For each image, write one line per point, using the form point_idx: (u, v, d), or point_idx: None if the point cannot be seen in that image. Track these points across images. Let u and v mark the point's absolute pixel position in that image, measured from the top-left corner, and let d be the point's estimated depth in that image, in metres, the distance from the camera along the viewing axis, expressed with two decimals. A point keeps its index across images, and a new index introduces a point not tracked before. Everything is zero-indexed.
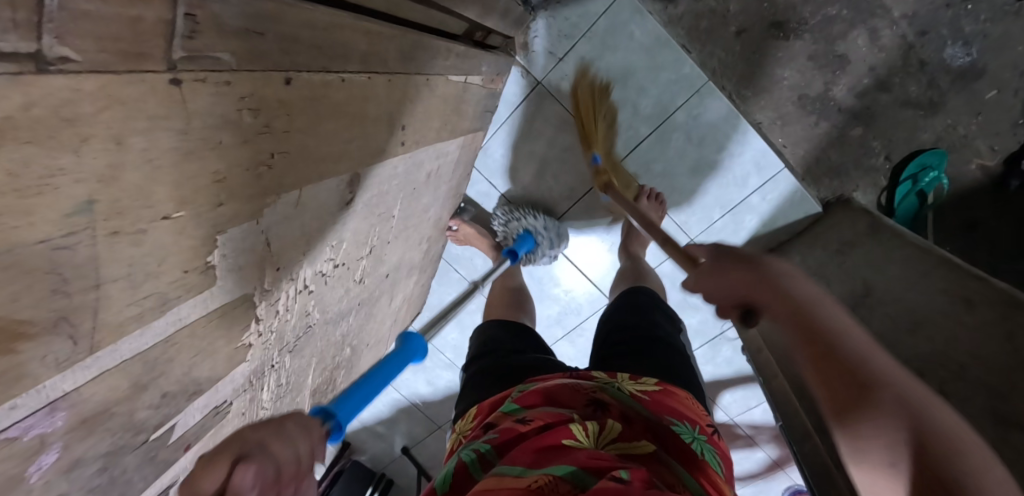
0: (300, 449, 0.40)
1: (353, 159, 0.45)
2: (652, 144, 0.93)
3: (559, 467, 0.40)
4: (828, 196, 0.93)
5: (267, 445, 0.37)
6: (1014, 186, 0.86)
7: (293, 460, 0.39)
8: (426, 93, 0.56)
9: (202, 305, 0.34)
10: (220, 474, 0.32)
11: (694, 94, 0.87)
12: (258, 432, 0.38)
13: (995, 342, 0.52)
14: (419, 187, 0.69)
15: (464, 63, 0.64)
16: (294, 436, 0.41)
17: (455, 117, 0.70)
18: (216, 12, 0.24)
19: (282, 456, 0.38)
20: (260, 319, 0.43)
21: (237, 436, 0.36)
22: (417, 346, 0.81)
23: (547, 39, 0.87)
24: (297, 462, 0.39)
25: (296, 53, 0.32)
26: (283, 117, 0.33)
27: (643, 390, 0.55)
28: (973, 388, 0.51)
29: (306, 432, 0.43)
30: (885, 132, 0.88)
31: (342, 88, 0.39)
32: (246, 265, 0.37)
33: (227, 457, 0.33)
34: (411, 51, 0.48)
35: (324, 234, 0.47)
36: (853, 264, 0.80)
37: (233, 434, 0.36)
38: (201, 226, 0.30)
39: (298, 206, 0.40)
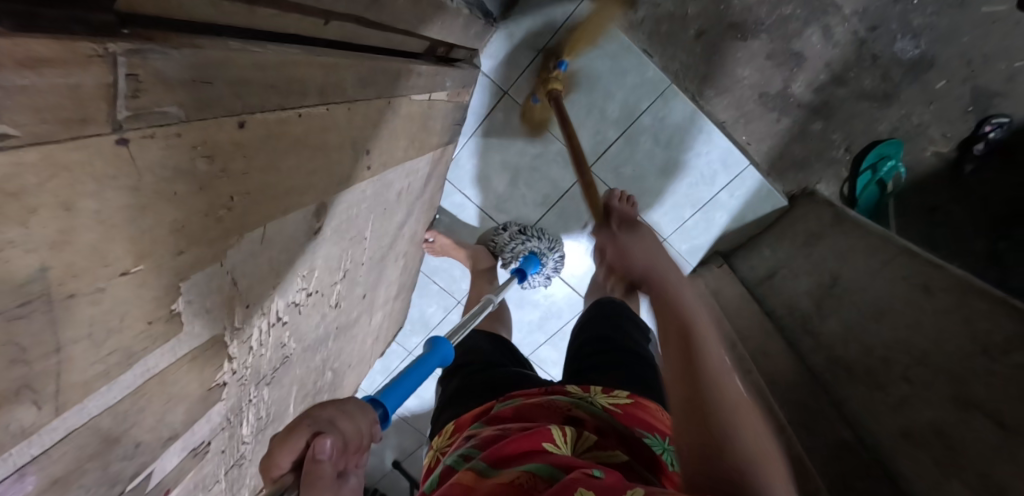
0: (368, 430, 0.40)
1: (317, 189, 0.45)
2: (621, 148, 0.93)
3: (539, 466, 0.42)
4: (792, 188, 0.96)
5: (338, 420, 0.38)
6: (969, 170, 0.91)
7: (361, 435, 0.40)
8: (390, 116, 0.56)
9: (170, 352, 0.34)
10: (300, 443, 0.35)
11: (658, 97, 0.89)
12: (328, 410, 0.39)
13: (961, 325, 0.54)
14: (391, 206, 0.69)
15: (428, 81, 0.64)
16: (362, 416, 0.41)
17: (423, 134, 0.70)
18: (156, 67, 0.24)
19: (350, 432, 0.39)
20: (233, 357, 0.43)
21: (310, 412, 0.38)
22: (446, 348, 0.65)
23: (511, 49, 0.88)
24: (363, 438, 0.39)
25: (248, 95, 0.32)
26: (240, 159, 0.33)
27: (616, 402, 0.58)
28: (934, 373, 0.54)
29: (368, 413, 0.41)
30: (844, 124, 0.91)
31: (301, 123, 0.39)
32: (214, 306, 0.37)
33: (290, 438, 0.35)
34: (371, 77, 0.48)
35: (293, 266, 0.47)
36: (822, 255, 0.83)
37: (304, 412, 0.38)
38: (162, 276, 0.30)
39: (262, 242, 0.40)
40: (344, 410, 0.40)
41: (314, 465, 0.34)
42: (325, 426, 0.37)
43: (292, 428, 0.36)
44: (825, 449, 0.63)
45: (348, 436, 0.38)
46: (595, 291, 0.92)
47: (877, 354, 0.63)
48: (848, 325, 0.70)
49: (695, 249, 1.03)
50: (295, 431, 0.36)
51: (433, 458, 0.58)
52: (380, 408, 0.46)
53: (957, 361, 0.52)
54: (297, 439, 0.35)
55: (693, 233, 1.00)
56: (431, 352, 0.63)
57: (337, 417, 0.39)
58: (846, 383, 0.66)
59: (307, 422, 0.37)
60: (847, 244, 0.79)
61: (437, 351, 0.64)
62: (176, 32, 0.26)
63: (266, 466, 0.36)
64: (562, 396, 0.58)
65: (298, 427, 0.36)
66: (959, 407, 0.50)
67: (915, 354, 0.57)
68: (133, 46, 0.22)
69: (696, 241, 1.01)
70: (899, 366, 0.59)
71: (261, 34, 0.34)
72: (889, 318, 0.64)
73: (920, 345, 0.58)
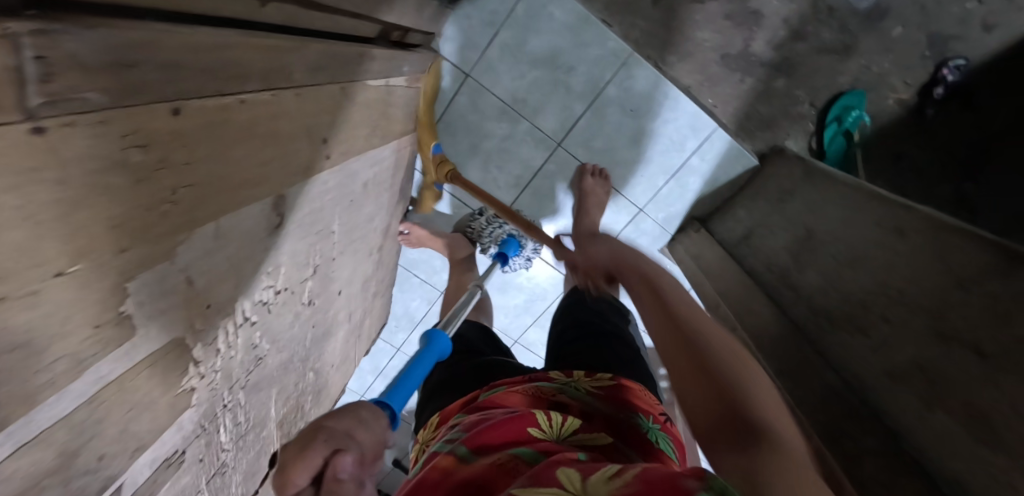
0: (380, 438, 0.39)
1: (273, 180, 0.43)
2: (589, 122, 0.93)
3: (519, 448, 0.44)
4: (762, 147, 0.96)
5: (353, 433, 0.37)
6: (930, 114, 0.93)
7: (374, 444, 0.38)
8: (346, 103, 0.54)
9: (125, 358, 0.32)
10: (321, 462, 0.32)
11: (621, 67, 0.88)
12: (343, 420, 0.37)
13: (931, 262, 0.55)
14: (357, 198, 0.67)
15: (384, 65, 0.62)
16: (374, 424, 0.40)
17: (384, 121, 0.68)
18: (73, 51, 0.21)
19: (366, 442, 0.37)
20: (199, 360, 0.41)
21: (325, 427, 0.35)
22: (442, 342, 0.63)
23: (469, 30, 0.86)
24: (378, 446, 0.38)
25: (181, 80, 0.30)
26: (180, 149, 0.31)
27: (599, 384, 0.59)
28: (910, 312, 0.55)
29: (380, 421, 0.41)
30: (808, 79, 0.92)
31: (245, 110, 0.37)
32: (170, 307, 0.35)
33: (311, 458, 0.32)
34: (320, 61, 0.46)
35: (254, 264, 0.45)
36: (796, 209, 0.84)
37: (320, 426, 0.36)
38: (104, 276, 0.28)
39: (217, 238, 0.38)
40: (358, 421, 0.38)
41: (336, 485, 0.32)
42: (342, 442, 0.35)
43: (308, 444, 0.33)
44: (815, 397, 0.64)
45: (365, 449, 0.37)
46: (574, 267, 0.92)
47: (856, 298, 0.63)
48: (825, 274, 0.71)
49: (671, 218, 1.02)
50: (313, 448, 0.33)
51: (420, 451, 0.57)
52: (389, 410, 0.45)
53: (935, 296, 0.53)
54: (314, 457, 0.32)
55: (666, 201, 1.01)
56: (428, 347, 0.61)
57: (351, 429, 0.37)
58: (828, 331, 0.66)
59: (324, 437, 0.34)
60: (818, 196, 0.80)
61: (434, 345, 0.63)
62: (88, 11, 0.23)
63: (282, 484, 0.32)
64: (546, 381, 0.59)
65: (315, 444, 0.33)
66: (939, 341, 0.51)
67: (892, 294, 0.58)
68: (39, 26, 0.19)
69: (671, 210, 1.01)
70: (876, 307, 0.60)
71: (189, 19, 0.31)
72: (863, 264, 0.65)
73: (896, 284, 0.58)
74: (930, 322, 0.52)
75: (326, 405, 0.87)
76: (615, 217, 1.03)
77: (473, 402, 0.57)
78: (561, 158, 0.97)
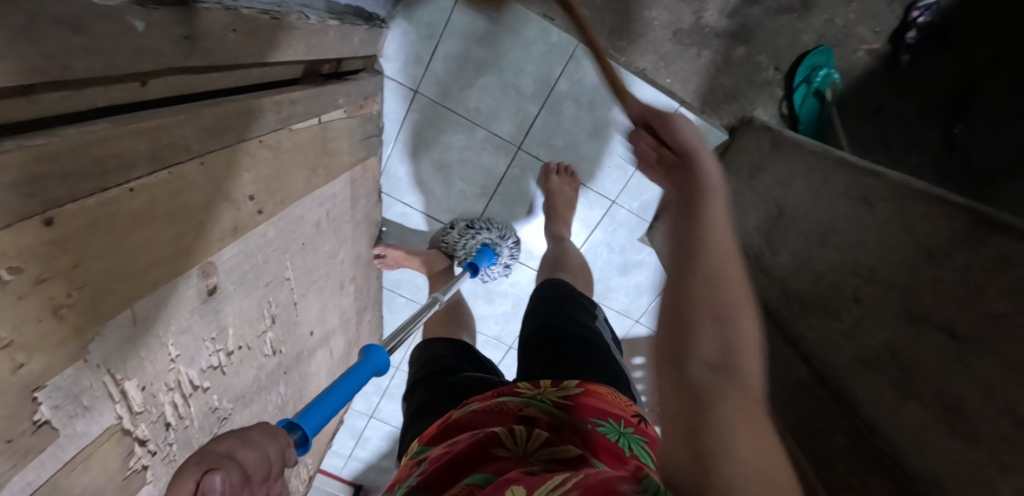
0: (278, 456, 0.33)
1: (190, 254, 0.43)
2: (546, 120, 0.90)
3: (476, 474, 0.43)
4: (731, 120, 0.91)
5: (236, 453, 0.30)
6: (906, 61, 0.87)
7: (266, 463, 0.31)
8: (268, 155, 0.53)
9: (53, 459, 0.33)
10: (188, 486, 0.26)
11: (570, 60, 0.85)
12: (219, 445, 0.30)
13: (899, 233, 0.52)
14: (310, 240, 0.67)
15: (312, 105, 0.61)
16: (267, 442, 0.33)
17: (325, 159, 0.68)
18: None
19: (252, 461, 0.30)
20: (146, 439, 0.42)
21: (198, 448, 0.29)
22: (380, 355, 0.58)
23: (409, 45, 0.84)
24: (269, 466, 0.31)
25: (51, 191, 0.29)
26: (64, 255, 0.31)
27: (565, 394, 0.58)
28: (881, 288, 0.52)
29: (276, 438, 0.34)
30: (768, 43, 0.88)
31: (137, 197, 0.36)
32: (96, 400, 0.36)
33: (175, 484, 0.26)
34: (221, 124, 0.45)
35: (194, 333, 0.46)
36: (766, 185, 0.80)
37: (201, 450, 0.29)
38: (14, 393, 0.29)
39: (136, 323, 0.38)
40: (243, 439, 0.32)
41: None
42: (218, 462, 0.28)
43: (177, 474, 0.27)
44: None
45: (250, 468, 0.30)
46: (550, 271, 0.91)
47: (827, 278, 0.60)
48: (797, 253, 0.67)
49: (647, 205, 0.99)
50: (177, 475, 0.27)
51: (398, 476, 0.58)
52: (300, 430, 0.39)
53: (905, 271, 0.50)
54: (182, 482, 0.26)
55: (639, 189, 0.97)
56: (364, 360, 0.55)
57: (234, 449, 0.30)
58: (801, 314, 0.63)
59: (192, 460, 0.28)
60: (787, 168, 0.76)
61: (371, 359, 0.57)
62: None
63: None
64: (512, 397, 0.58)
65: (182, 469, 0.27)
66: (911, 321, 0.48)
67: (862, 272, 0.55)
68: None
69: (645, 197, 0.98)
70: (847, 286, 0.57)
71: (53, 119, 0.31)
72: (833, 240, 0.62)
73: (865, 261, 0.55)
74: (900, 298, 0.49)
75: None
76: (589, 211, 1.00)
77: (442, 429, 0.57)
78: (524, 160, 0.95)
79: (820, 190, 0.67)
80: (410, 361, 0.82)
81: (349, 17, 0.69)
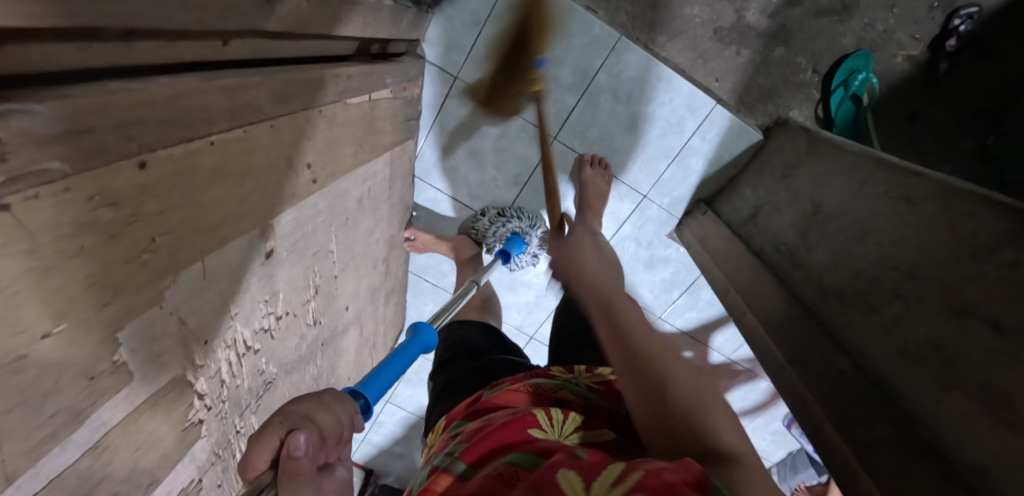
0: (346, 421, 0.40)
1: (254, 216, 0.44)
2: (583, 112, 0.91)
3: (517, 454, 0.43)
4: (765, 120, 0.92)
5: (314, 415, 0.37)
6: (943, 69, 0.88)
7: (339, 427, 0.39)
8: (325, 125, 0.54)
9: (125, 402, 0.33)
10: (275, 440, 0.34)
11: (610, 53, 0.85)
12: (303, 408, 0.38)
13: (944, 231, 0.53)
14: (352, 215, 0.68)
15: (364, 81, 0.62)
16: (339, 408, 0.40)
17: (371, 136, 0.68)
18: (33, 132, 0.21)
19: (327, 424, 0.38)
20: (204, 393, 0.43)
21: (281, 409, 0.36)
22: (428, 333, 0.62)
23: (452, 31, 0.85)
24: (341, 430, 0.39)
25: (143, 135, 0.30)
26: (151, 201, 0.32)
27: (598, 378, 0.60)
28: (924, 286, 0.52)
29: (344, 404, 0.41)
30: (808, 44, 0.88)
31: (215, 151, 0.37)
32: (166, 350, 0.37)
33: (268, 437, 0.34)
34: (288, 89, 0.45)
35: (249, 293, 0.47)
36: (801, 184, 0.80)
37: (290, 410, 0.37)
38: (95, 329, 0.29)
39: (204, 277, 0.39)
40: (319, 403, 0.39)
41: (291, 462, 0.33)
42: (298, 423, 0.36)
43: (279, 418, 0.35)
44: (823, 382, 0.61)
45: (325, 430, 0.37)
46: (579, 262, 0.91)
47: (866, 275, 0.60)
48: (835, 250, 0.67)
49: (678, 201, 1.00)
50: (267, 430, 0.35)
51: (426, 452, 0.59)
52: (362, 399, 0.45)
53: (950, 269, 0.50)
54: (269, 439, 0.34)
55: (671, 185, 0.98)
56: (412, 339, 0.59)
57: (312, 411, 0.38)
58: (838, 310, 0.63)
59: (278, 418, 0.35)
60: (825, 167, 0.77)
61: (420, 337, 0.61)
62: (26, 84, 0.22)
63: (242, 469, 0.34)
64: (545, 379, 0.59)
65: (269, 426, 0.35)
66: (954, 316, 0.48)
67: (904, 269, 0.55)
68: None
69: (676, 193, 0.98)
70: (889, 283, 0.57)
71: (155, 68, 0.32)
72: (873, 238, 0.62)
73: (907, 258, 0.56)
74: (945, 295, 0.50)
75: None
76: (619, 205, 1.00)
77: (477, 406, 0.57)
78: (558, 151, 0.95)
79: (861, 188, 0.67)
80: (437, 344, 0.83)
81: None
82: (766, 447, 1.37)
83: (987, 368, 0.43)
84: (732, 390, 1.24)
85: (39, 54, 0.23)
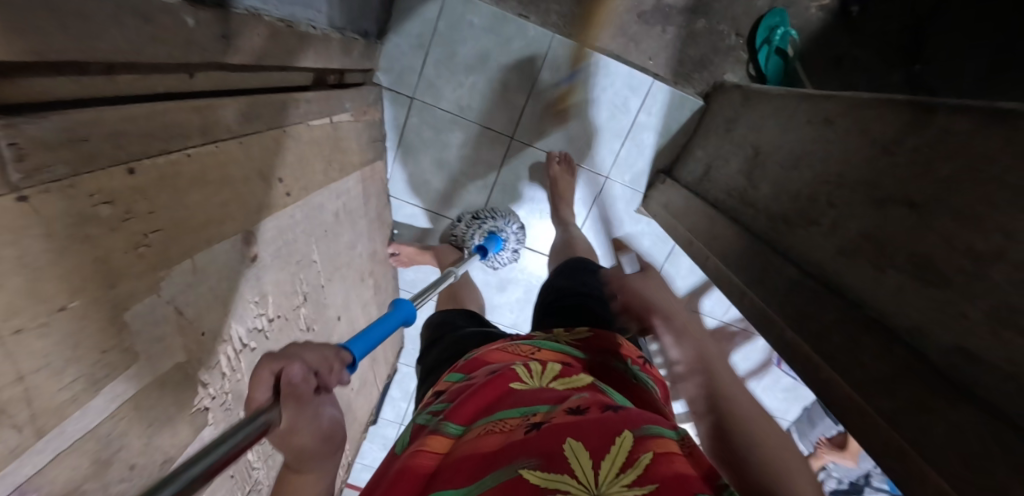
0: (333, 358, 0.43)
1: (235, 220, 0.50)
2: (534, 109, 0.99)
3: (516, 414, 0.44)
4: (704, 88, 0.99)
5: (301, 353, 0.40)
6: (856, 12, 0.96)
7: (327, 360, 0.42)
8: (291, 143, 0.60)
9: (134, 381, 0.38)
10: (270, 374, 0.37)
11: (548, 51, 0.94)
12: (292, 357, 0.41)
13: (860, 138, 0.57)
14: (331, 228, 0.74)
15: (323, 105, 0.70)
16: (322, 348, 0.43)
17: (339, 154, 0.76)
18: (43, 137, 0.27)
19: (314, 359, 0.41)
20: (207, 382, 0.48)
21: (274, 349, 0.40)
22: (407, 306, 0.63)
23: (404, 56, 0.94)
24: (329, 361, 0.42)
25: (128, 145, 0.35)
26: (143, 201, 0.37)
27: (577, 337, 0.63)
28: (850, 189, 0.57)
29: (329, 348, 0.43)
30: (726, 12, 0.96)
31: (193, 162, 0.43)
32: (166, 336, 0.41)
33: (264, 371, 0.38)
34: (253, 110, 0.52)
35: (239, 292, 0.52)
36: (741, 134, 0.86)
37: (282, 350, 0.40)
38: (103, 310, 0.34)
39: (195, 272, 0.44)
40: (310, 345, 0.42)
41: (288, 385, 0.37)
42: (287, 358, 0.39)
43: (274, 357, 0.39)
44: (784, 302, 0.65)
45: (314, 363, 0.40)
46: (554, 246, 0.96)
47: (804, 194, 0.65)
48: (775, 182, 0.72)
49: (638, 176, 1.05)
50: (261, 367, 0.38)
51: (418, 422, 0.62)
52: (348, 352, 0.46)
53: (868, 168, 0.54)
54: (263, 374, 0.38)
55: (629, 162, 1.04)
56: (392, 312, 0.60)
57: (300, 351, 0.41)
58: (786, 233, 0.67)
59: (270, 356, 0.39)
60: (758, 113, 0.82)
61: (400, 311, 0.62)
62: (37, 106, 0.28)
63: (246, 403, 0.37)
64: (524, 340, 0.63)
65: (263, 364, 0.38)
66: (878, 206, 0.52)
67: (833, 180, 0.60)
68: (4, 121, 0.24)
69: (635, 169, 1.05)
70: (822, 195, 0.61)
71: (140, 98, 0.39)
72: (806, 160, 0.66)
73: (834, 170, 0.60)
74: (868, 191, 0.54)
75: (356, 427, 0.95)
76: (585, 189, 1.06)
77: (462, 366, 0.61)
78: (519, 150, 1.02)
79: (789, 123, 0.73)
80: (424, 331, 0.86)
81: (350, 32, 0.79)
82: (778, 407, 1.36)
83: (908, 242, 0.47)
84: (731, 352, 1.25)
85: (44, 87, 0.29)
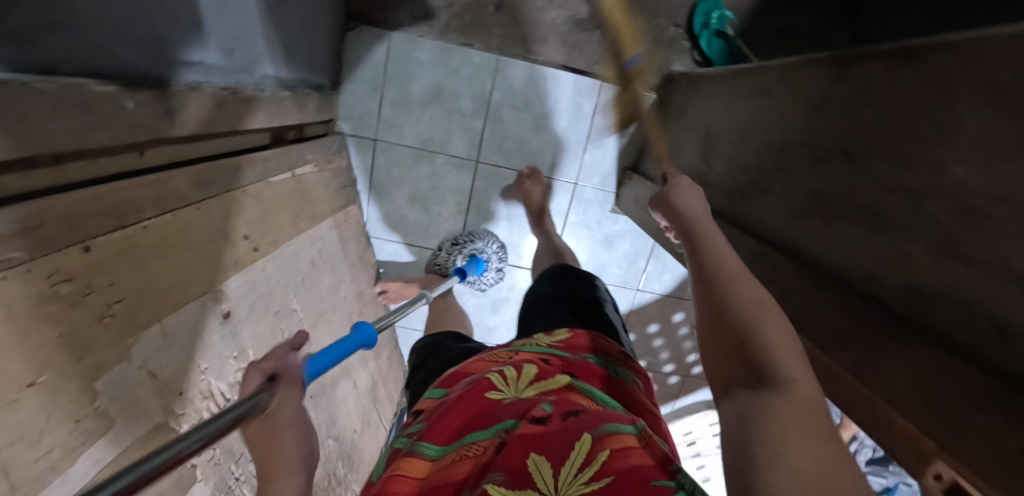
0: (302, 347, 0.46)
1: (201, 280, 0.51)
2: (493, 130, 1.02)
3: (493, 429, 0.42)
4: (654, 81, 1.01)
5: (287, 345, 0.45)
6: None
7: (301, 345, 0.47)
8: (252, 201, 0.63)
9: (116, 445, 0.38)
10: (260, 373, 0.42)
11: (496, 73, 0.98)
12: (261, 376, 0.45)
13: (795, 100, 0.58)
14: (308, 275, 0.76)
15: (283, 161, 0.73)
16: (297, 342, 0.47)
17: (307, 204, 0.79)
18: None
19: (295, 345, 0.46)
20: (191, 440, 0.48)
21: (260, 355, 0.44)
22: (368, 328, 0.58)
23: (361, 101, 0.99)
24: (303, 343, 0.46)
25: (82, 226, 0.36)
26: (102, 276, 0.38)
27: (558, 338, 0.59)
28: (792, 152, 0.57)
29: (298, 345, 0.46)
30: (658, 8, 0.99)
31: (151, 233, 0.44)
32: (144, 398, 0.42)
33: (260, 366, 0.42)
34: (207, 177, 0.55)
35: (212, 350, 0.53)
36: (693, 118, 0.87)
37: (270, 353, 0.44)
38: (74, 379, 0.33)
39: (165, 335, 0.45)
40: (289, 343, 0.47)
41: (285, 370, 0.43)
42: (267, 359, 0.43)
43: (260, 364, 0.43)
44: None
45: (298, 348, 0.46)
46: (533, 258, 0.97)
47: (753, 164, 0.66)
48: (728, 159, 0.73)
49: (607, 177, 1.07)
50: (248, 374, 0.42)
51: None
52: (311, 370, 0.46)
53: (804, 128, 0.55)
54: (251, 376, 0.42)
55: (595, 165, 1.06)
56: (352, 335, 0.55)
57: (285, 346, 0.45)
58: (744, 205, 0.67)
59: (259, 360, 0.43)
60: (704, 96, 0.85)
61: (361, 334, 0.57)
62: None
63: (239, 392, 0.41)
64: (502, 347, 0.60)
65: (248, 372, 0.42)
66: (819, 163, 0.52)
67: (776, 145, 0.60)
68: None
69: (602, 170, 1.06)
70: (769, 162, 0.62)
71: (86, 182, 0.40)
72: (750, 131, 0.67)
73: (776, 135, 0.61)
74: (807, 150, 0.54)
75: None
76: (558, 199, 1.08)
77: (441, 382, 0.58)
78: (486, 171, 1.05)
79: (731, 99, 0.74)
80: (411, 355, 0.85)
81: (303, 89, 0.83)
82: None
83: (849, 194, 0.48)
84: None
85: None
